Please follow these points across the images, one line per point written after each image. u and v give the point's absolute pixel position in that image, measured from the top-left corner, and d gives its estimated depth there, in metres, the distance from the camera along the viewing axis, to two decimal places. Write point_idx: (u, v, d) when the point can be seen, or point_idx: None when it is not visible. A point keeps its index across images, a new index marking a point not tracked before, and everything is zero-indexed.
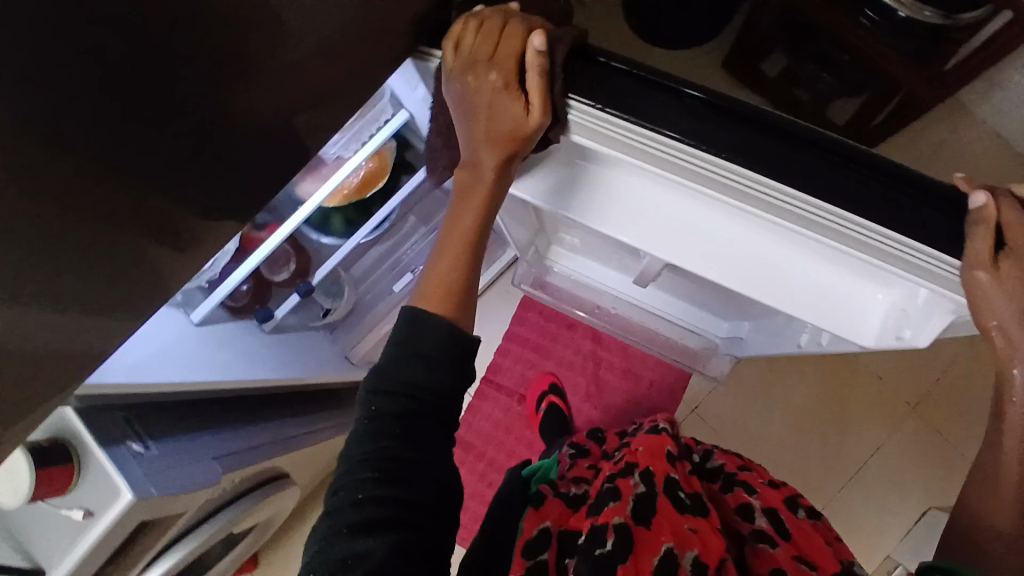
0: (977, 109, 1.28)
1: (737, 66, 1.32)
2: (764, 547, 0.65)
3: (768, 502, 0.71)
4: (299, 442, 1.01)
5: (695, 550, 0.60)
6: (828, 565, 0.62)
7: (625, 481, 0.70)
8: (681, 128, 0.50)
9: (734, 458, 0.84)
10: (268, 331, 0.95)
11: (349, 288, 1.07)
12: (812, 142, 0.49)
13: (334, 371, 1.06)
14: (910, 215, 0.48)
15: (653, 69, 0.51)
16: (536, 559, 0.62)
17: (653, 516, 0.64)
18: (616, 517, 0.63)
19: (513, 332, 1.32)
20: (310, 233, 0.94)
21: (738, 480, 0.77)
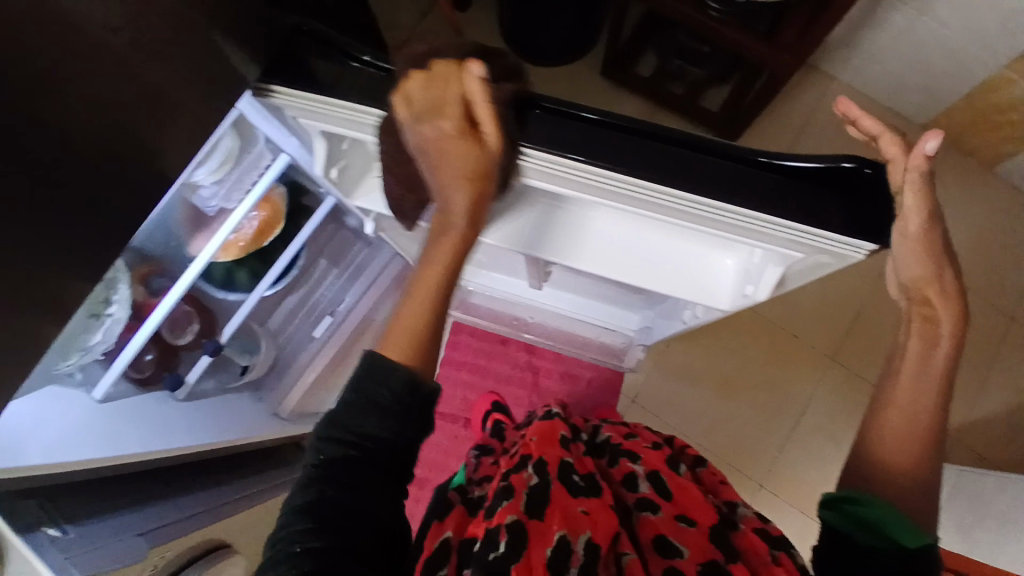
0: (833, 70, 1.43)
1: (611, 69, 1.39)
2: (646, 514, 0.61)
3: (650, 467, 0.68)
4: (232, 508, 0.96)
5: (587, 533, 0.55)
6: (705, 517, 0.60)
7: (518, 475, 0.63)
8: (574, 148, 0.51)
9: (620, 429, 0.81)
10: (181, 398, 0.91)
11: (265, 341, 1.05)
12: (692, 146, 0.51)
13: (261, 430, 1.03)
14: (770, 193, 0.51)
15: (531, 94, 0.52)
16: (438, 573, 0.53)
17: (545, 508, 0.57)
18: (509, 515, 0.55)
19: (447, 358, 1.33)
20: (214, 291, 0.93)
21: (623, 452, 0.73)
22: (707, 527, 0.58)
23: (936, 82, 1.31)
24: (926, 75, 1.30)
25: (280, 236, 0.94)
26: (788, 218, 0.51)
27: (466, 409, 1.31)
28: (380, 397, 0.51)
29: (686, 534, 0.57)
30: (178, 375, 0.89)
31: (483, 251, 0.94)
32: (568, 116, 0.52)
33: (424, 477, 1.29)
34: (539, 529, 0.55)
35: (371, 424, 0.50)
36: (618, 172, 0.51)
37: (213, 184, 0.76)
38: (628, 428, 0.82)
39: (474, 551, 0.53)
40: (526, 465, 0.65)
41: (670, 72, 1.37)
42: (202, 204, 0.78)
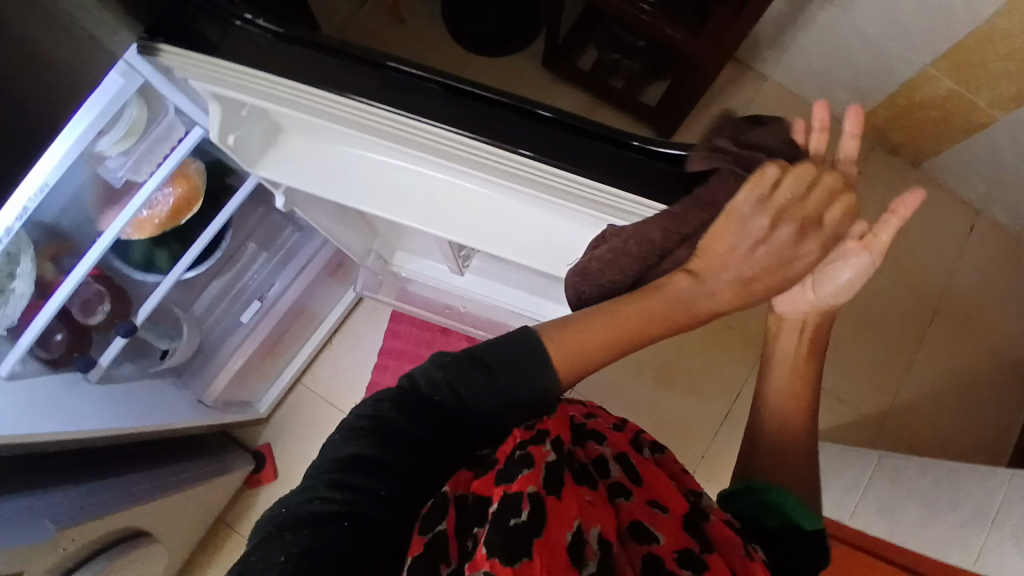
0: (765, 69, 1.48)
1: (552, 61, 1.39)
2: (620, 500, 0.55)
3: (618, 448, 0.62)
4: (155, 495, 0.94)
5: (600, 525, 0.48)
6: (677, 505, 0.56)
7: (536, 445, 0.49)
8: (451, 121, 0.53)
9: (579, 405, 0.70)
10: (95, 381, 0.89)
11: (188, 326, 1.02)
12: (566, 124, 0.54)
13: (185, 417, 1.01)
14: (642, 175, 0.53)
15: (419, 65, 0.54)
16: (437, 531, 0.44)
17: (564, 485, 0.48)
18: (531, 486, 0.45)
19: (386, 347, 1.33)
20: (131, 273, 0.91)
21: (587, 431, 0.63)
22: (679, 515, 0.55)
23: (858, 80, 1.36)
24: (849, 72, 1.35)
25: (200, 216, 0.93)
26: (653, 195, 0.53)
27: None
28: (490, 362, 0.51)
29: (660, 519, 0.54)
30: (91, 357, 0.86)
31: (409, 235, 0.94)
32: (462, 93, 0.54)
33: None
34: (558, 508, 0.46)
35: (474, 385, 0.50)
36: (492, 144, 0.53)
37: (120, 155, 0.74)
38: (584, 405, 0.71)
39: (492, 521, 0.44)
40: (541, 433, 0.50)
41: (608, 66, 1.39)
42: (109, 176, 0.77)
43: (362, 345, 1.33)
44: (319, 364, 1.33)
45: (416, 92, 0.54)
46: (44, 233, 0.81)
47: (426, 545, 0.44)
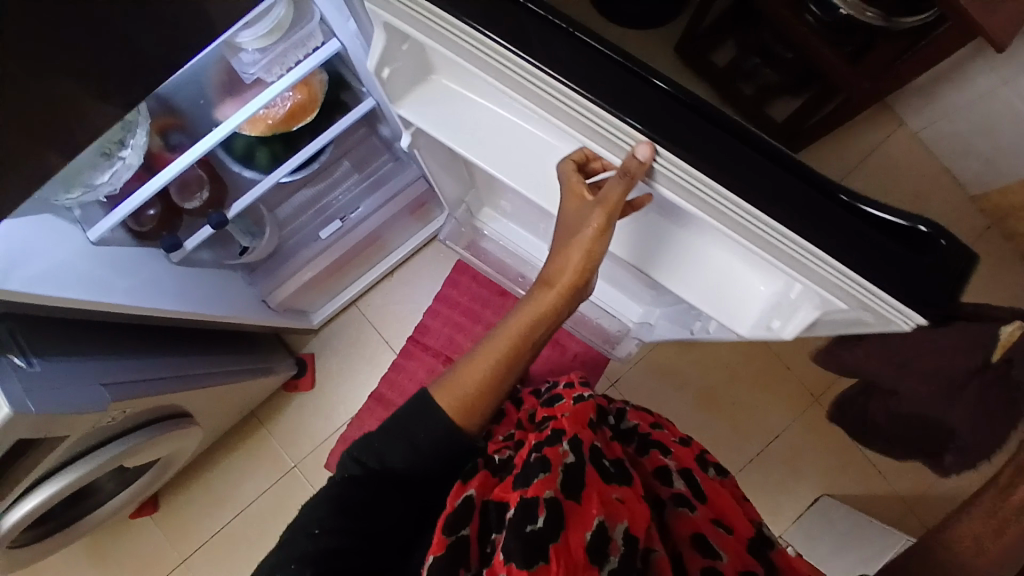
0: (905, 114, 1.37)
1: (687, 50, 1.29)
2: (685, 510, 0.62)
3: (683, 463, 0.68)
4: (202, 382, 0.96)
5: (626, 521, 0.58)
6: (744, 526, 0.62)
7: (552, 447, 0.63)
8: (636, 114, 0.46)
9: (645, 414, 0.78)
10: (175, 261, 0.90)
11: (270, 229, 1.03)
12: (777, 159, 0.44)
13: (248, 313, 1.03)
14: (859, 241, 0.43)
15: (615, 46, 0.46)
16: (459, 534, 0.57)
17: (582, 489, 0.60)
18: (547, 490, 0.58)
19: (444, 294, 1.32)
20: (230, 163, 0.91)
21: (654, 442, 0.71)
22: (745, 537, 0.60)
23: (1003, 156, 1.25)
24: (992, 144, 1.24)
25: (309, 127, 0.91)
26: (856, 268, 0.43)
27: (449, 348, 1.31)
28: (385, 432, 0.62)
29: (721, 538, 0.60)
30: (177, 238, 0.87)
31: (509, 199, 0.91)
32: (637, 77, 0.46)
33: (392, 400, 1.29)
34: (575, 511, 0.58)
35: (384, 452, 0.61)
36: (679, 156, 0.46)
37: (257, 51, 0.72)
38: (651, 414, 0.79)
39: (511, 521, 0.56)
40: (559, 435, 0.65)
41: (742, 70, 1.30)
42: (242, 69, 0.75)
43: (422, 284, 1.33)
44: (376, 292, 1.33)
45: (591, 68, 0.46)
46: (158, 104, 0.80)
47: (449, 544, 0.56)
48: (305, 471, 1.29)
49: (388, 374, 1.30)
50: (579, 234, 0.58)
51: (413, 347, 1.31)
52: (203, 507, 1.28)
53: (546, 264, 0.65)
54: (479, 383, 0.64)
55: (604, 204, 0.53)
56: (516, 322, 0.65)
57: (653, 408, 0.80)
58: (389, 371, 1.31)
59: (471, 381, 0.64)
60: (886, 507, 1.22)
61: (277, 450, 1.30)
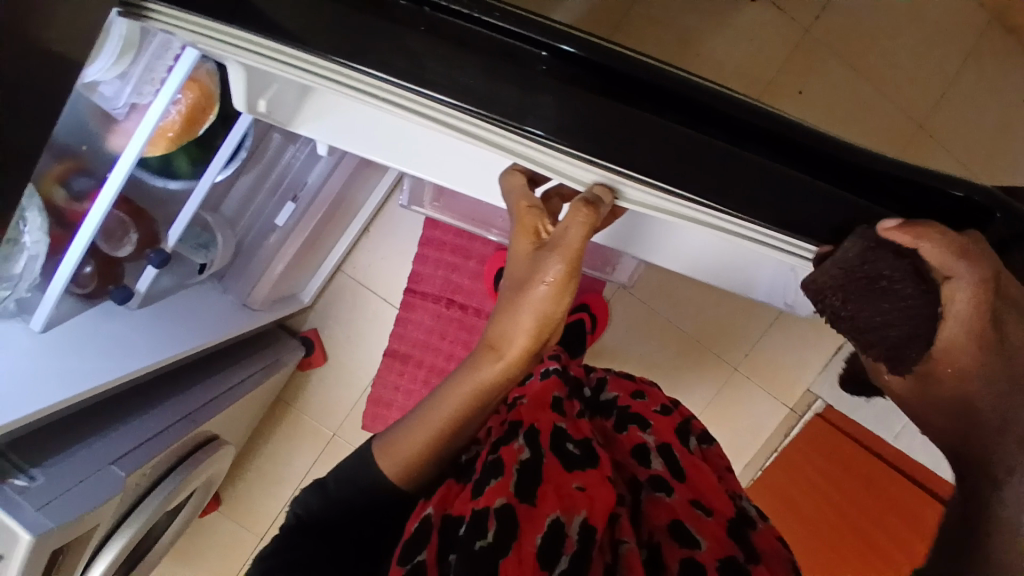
0: None
1: None
2: (660, 496, 0.53)
3: (662, 438, 0.61)
4: (215, 407, 0.95)
5: (583, 514, 0.46)
6: (723, 506, 0.54)
7: (507, 445, 0.51)
8: (541, 120, 0.40)
9: (626, 385, 0.72)
10: (135, 307, 0.84)
11: (221, 232, 0.93)
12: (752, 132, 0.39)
13: (233, 325, 0.98)
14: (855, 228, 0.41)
15: (509, 13, 0.37)
16: (415, 562, 0.44)
17: (537, 487, 0.48)
18: (499, 498, 0.46)
19: (427, 237, 1.25)
20: (151, 179, 0.80)
21: (631, 416, 0.64)
22: (724, 517, 0.52)
23: None
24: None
25: (221, 121, 0.79)
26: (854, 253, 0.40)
27: (449, 290, 1.26)
28: (324, 481, 0.52)
29: (702, 521, 0.51)
30: (127, 287, 0.81)
31: None
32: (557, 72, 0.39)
33: (405, 354, 1.27)
34: (530, 513, 0.46)
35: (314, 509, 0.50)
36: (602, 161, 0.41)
37: (116, 79, 0.60)
38: (634, 382, 0.73)
39: (458, 538, 0.44)
40: (516, 429, 0.54)
41: None
42: (109, 101, 0.63)
43: (402, 233, 1.26)
44: (359, 252, 1.26)
45: (519, 72, 0.39)
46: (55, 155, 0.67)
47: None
48: (346, 437, 1.30)
49: (395, 330, 1.27)
50: (530, 290, 0.47)
51: (412, 297, 1.26)
52: (260, 496, 1.31)
53: (489, 322, 0.50)
54: (427, 449, 0.50)
55: (562, 248, 0.45)
56: (458, 397, 0.50)
57: (635, 381, 0.74)
58: (395, 326, 1.27)
59: (412, 453, 0.50)
60: None
61: (314, 423, 1.30)
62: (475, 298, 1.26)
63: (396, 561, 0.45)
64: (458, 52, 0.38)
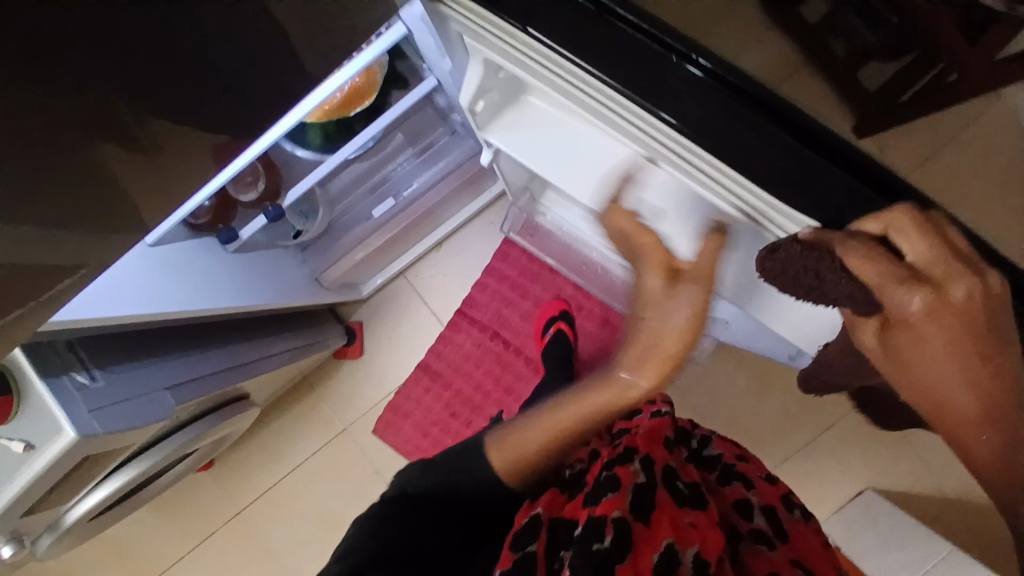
0: None
1: None
2: (761, 549, 0.59)
3: (766, 500, 0.67)
4: (257, 369, 0.97)
5: (696, 546, 0.51)
6: (824, 574, 0.58)
7: (623, 466, 0.58)
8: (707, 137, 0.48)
9: (731, 447, 0.77)
10: (232, 250, 0.87)
11: (323, 209, 0.97)
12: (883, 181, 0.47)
13: (301, 296, 1.00)
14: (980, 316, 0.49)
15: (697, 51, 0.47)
16: (526, 550, 0.51)
17: (652, 512, 0.54)
18: (616, 509, 0.52)
19: (492, 267, 1.28)
20: (284, 144, 0.85)
21: (736, 474, 0.70)
22: None
23: None
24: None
25: (366, 111, 0.84)
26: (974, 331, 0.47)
27: (497, 322, 1.28)
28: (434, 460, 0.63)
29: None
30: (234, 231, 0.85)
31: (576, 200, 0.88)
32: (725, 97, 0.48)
33: (437, 372, 1.28)
34: (646, 533, 0.52)
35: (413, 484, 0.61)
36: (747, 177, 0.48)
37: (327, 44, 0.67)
38: (737, 447, 0.78)
39: (573, 538, 0.51)
40: (631, 454, 0.60)
41: None
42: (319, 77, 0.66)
43: (470, 255, 1.29)
44: (425, 263, 1.29)
45: (727, 107, 0.47)
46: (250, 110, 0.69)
47: (515, 561, 0.50)
48: (356, 436, 1.29)
49: (436, 345, 1.28)
50: (855, 256, 0.44)
51: (461, 319, 1.28)
52: (253, 468, 1.30)
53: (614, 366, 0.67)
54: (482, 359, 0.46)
55: (897, 235, 0.44)
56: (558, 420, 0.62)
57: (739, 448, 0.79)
58: (436, 342, 1.28)
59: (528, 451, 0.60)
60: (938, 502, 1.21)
61: (329, 414, 1.30)
62: (519, 338, 1.28)
63: (507, 546, 0.52)
64: (675, 74, 0.48)
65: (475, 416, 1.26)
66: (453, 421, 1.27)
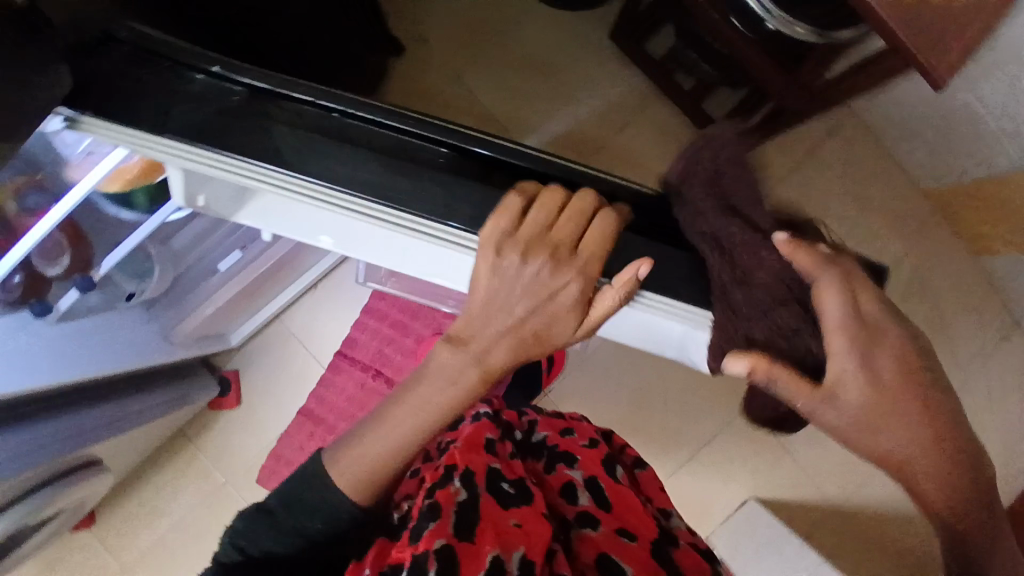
0: (858, 107, 1.26)
1: (622, 34, 1.16)
2: (586, 530, 0.63)
3: (588, 472, 0.69)
4: (110, 432, 0.95)
5: (520, 549, 0.55)
6: (646, 530, 0.64)
7: (442, 489, 0.57)
8: (401, 188, 0.49)
9: (556, 424, 0.80)
10: (52, 322, 0.85)
11: (161, 267, 0.92)
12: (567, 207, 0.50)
13: (149, 357, 0.98)
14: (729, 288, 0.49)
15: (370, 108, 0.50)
16: None
17: (474, 527, 0.55)
18: (437, 540, 0.52)
19: (371, 306, 1.27)
20: (107, 206, 0.80)
21: (559, 455, 0.73)
22: (647, 541, 0.62)
23: (943, 156, 1.17)
24: (940, 145, 1.14)
25: None
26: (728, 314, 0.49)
27: (379, 362, 1.26)
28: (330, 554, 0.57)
29: (626, 548, 0.60)
30: (47, 303, 0.82)
31: None
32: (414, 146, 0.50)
33: (320, 417, 1.25)
34: (469, 549, 0.53)
35: (256, 539, 0.54)
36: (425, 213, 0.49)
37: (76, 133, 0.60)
38: (562, 421, 0.81)
39: None
40: (450, 473, 0.60)
41: (682, 59, 1.14)
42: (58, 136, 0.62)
43: (344, 298, 1.28)
44: (300, 306, 1.27)
45: (441, 182, 0.50)
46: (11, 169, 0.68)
47: None
48: (237, 488, 1.26)
49: (317, 390, 1.26)
50: None
51: (341, 360, 1.26)
52: (133, 525, 1.28)
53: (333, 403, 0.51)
54: (395, 463, 0.55)
55: None
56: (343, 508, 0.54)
57: (564, 419, 0.82)
58: (317, 385, 1.26)
59: (371, 461, 0.54)
60: (812, 510, 1.26)
61: (209, 467, 1.27)
62: (402, 376, 1.26)
63: None
64: (422, 162, 0.50)
65: None
66: None
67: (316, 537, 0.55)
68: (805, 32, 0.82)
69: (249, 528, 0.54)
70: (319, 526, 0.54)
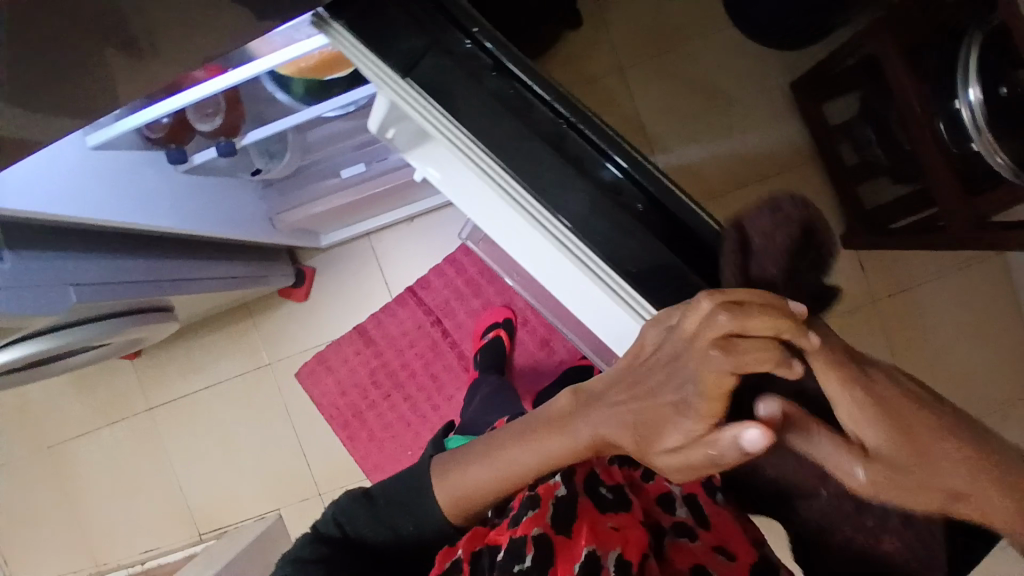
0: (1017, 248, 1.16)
1: (805, 88, 1.09)
2: (683, 541, 0.57)
3: (687, 480, 0.61)
4: (187, 287, 1.01)
5: (618, 549, 0.52)
6: (747, 551, 0.57)
7: (543, 481, 0.55)
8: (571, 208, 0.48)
9: None
10: (182, 171, 0.87)
11: (290, 154, 0.95)
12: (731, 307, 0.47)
13: (250, 232, 1.01)
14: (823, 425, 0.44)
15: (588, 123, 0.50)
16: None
17: (572, 522, 0.53)
18: (533, 528, 0.52)
19: (455, 258, 1.27)
20: (268, 84, 0.83)
21: None
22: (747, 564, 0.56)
23: None
24: None
25: (347, 78, 0.82)
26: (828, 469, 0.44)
27: (443, 310, 1.28)
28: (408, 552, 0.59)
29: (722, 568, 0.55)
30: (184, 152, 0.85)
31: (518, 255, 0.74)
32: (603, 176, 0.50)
33: (372, 340, 1.29)
34: (564, 545, 0.52)
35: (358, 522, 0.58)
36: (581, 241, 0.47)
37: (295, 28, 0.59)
38: None
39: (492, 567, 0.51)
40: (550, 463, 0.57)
41: (857, 136, 1.07)
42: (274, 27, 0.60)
43: (435, 240, 1.28)
44: (392, 232, 1.29)
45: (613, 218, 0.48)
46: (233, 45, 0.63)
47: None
48: (277, 374, 1.32)
49: (377, 314, 1.29)
50: None
51: (409, 297, 1.29)
52: (174, 370, 1.36)
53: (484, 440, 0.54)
54: (504, 495, 0.54)
55: None
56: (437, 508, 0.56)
57: None
58: (379, 310, 1.29)
59: (470, 485, 0.54)
60: None
61: (257, 344, 1.33)
62: (459, 332, 1.28)
63: None
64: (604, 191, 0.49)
65: (395, 392, 1.29)
66: (372, 390, 1.29)
67: (407, 533, 0.58)
68: (1003, 166, 0.76)
69: (354, 507, 0.59)
70: (412, 527, 0.57)
